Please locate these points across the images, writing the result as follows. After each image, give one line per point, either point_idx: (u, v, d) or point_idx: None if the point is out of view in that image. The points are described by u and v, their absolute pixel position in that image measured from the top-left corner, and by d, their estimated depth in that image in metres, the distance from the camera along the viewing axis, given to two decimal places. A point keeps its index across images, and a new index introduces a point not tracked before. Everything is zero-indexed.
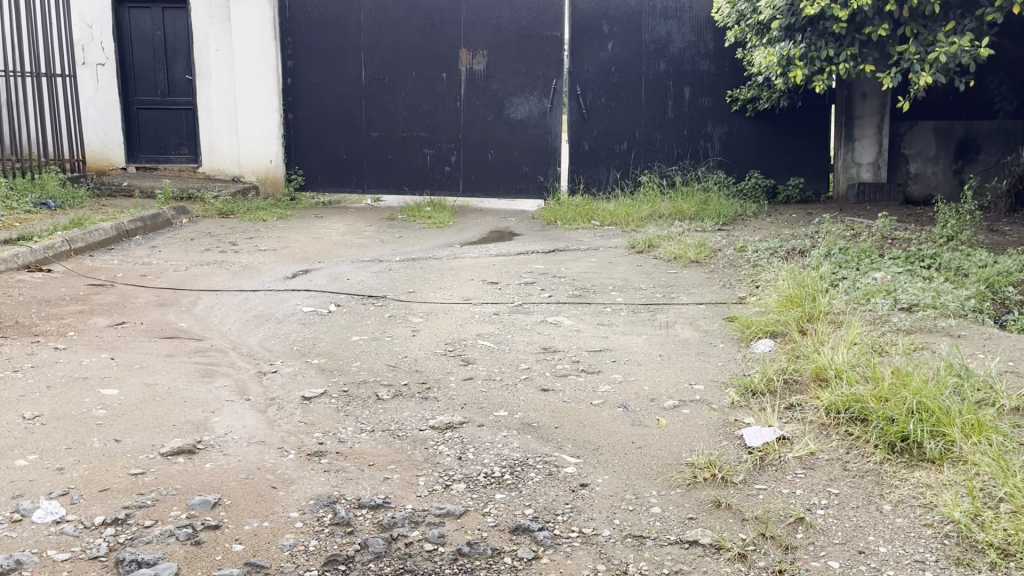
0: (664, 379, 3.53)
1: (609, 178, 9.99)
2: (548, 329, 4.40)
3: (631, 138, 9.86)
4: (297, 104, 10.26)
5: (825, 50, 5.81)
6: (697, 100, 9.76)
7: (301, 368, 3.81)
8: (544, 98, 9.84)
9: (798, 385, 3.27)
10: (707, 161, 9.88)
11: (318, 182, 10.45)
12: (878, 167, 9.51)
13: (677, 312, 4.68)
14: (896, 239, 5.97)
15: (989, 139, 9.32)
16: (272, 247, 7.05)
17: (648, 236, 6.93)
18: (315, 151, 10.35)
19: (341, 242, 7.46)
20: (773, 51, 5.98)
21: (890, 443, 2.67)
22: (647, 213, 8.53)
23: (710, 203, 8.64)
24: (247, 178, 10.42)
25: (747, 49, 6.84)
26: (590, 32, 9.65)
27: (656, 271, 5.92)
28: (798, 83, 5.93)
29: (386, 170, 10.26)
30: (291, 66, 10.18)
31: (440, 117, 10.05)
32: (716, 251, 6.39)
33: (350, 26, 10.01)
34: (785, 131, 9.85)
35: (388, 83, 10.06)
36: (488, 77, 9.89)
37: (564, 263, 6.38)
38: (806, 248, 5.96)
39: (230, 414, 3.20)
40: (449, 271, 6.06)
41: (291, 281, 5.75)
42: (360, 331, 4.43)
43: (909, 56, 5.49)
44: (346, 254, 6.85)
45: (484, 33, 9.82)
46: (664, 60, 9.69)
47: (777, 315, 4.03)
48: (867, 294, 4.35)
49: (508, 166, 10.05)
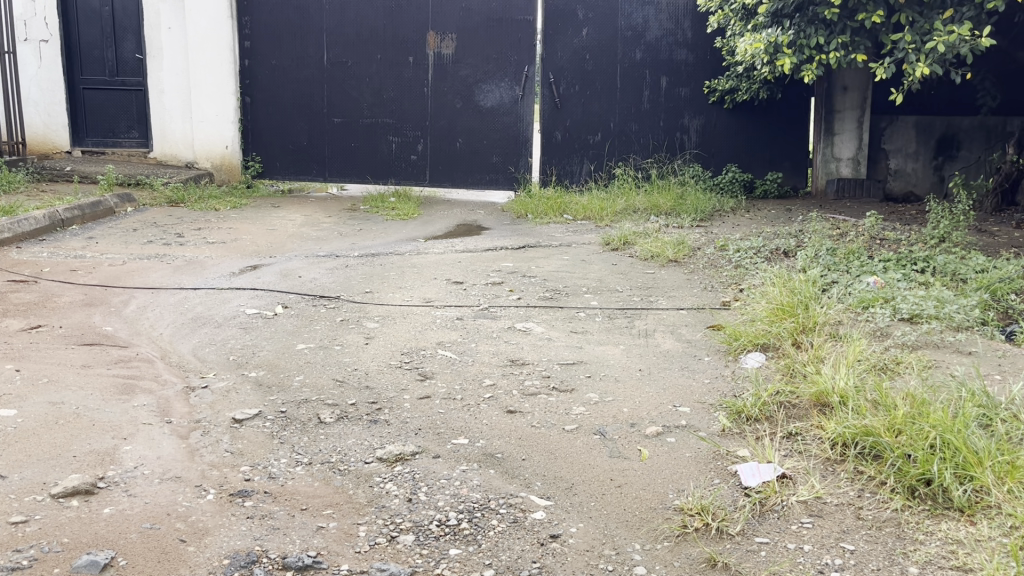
0: (645, 399, 3.13)
1: (582, 170, 9.57)
2: (516, 337, 3.98)
3: (605, 128, 9.46)
4: (254, 87, 9.76)
5: (814, 37, 5.42)
6: (674, 90, 9.39)
7: (236, 384, 3.36)
8: (515, 85, 9.39)
9: (796, 411, 2.88)
10: (683, 154, 9.52)
11: (276, 170, 9.95)
12: (858, 162, 9.27)
13: (657, 318, 4.30)
14: (885, 240, 5.65)
15: (969, 135, 8.99)
16: (222, 239, 6.56)
17: (623, 232, 6.55)
18: (274, 136, 9.85)
19: (297, 234, 6.99)
20: (760, 38, 5.55)
21: (910, 487, 2.31)
22: (621, 207, 8.17)
23: (687, 197, 8.30)
24: (201, 164, 9.89)
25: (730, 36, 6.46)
26: (564, 17, 9.24)
27: (633, 271, 5.55)
28: (786, 72, 5.52)
29: (349, 158, 9.77)
30: (249, 47, 9.69)
31: (406, 104, 9.57)
32: (696, 249, 6.03)
33: (311, 6, 9.53)
34: (763, 124, 9.52)
35: (351, 66, 9.57)
36: (456, 62, 9.43)
37: (535, 261, 5.98)
38: (790, 249, 5.62)
39: (144, 442, 2.75)
40: (411, 269, 5.62)
41: (237, 279, 5.28)
42: (307, 338, 3.99)
43: (904, 45, 5.11)
44: (300, 248, 6.38)
45: (453, 16, 9.37)
46: (640, 48, 9.30)
47: (768, 326, 3.66)
48: (863, 302, 4.00)
49: (477, 156, 9.60)
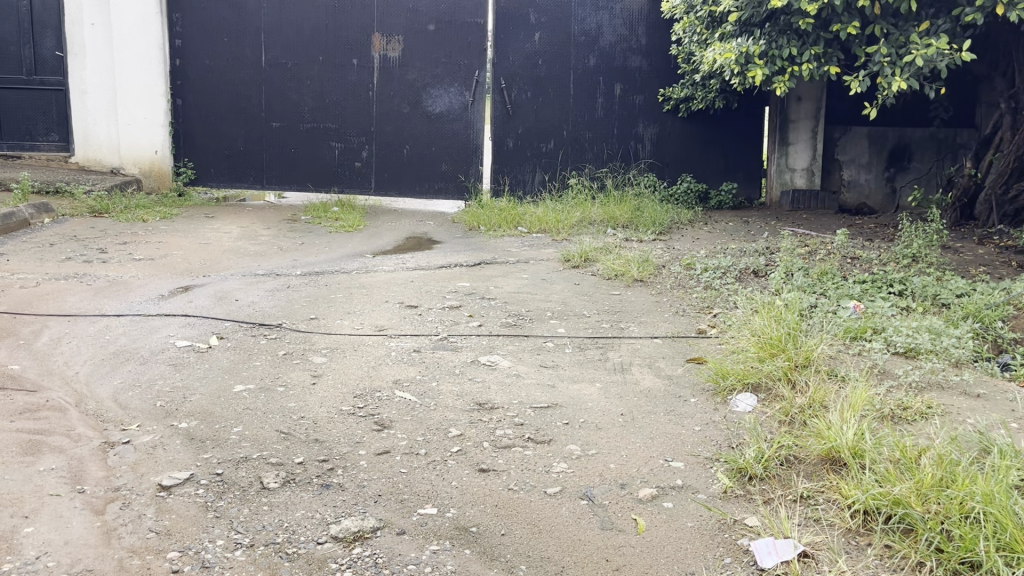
0: (633, 452, 2.80)
1: (535, 179, 9.24)
2: (482, 374, 3.61)
3: (558, 136, 9.15)
4: (186, 88, 9.19)
5: (786, 48, 5.20)
6: (628, 97, 9.14)
7: (163, 437, 2.93)
8: (464, 91, 9.02)
9: (804, 468, 2.58)
10: (638, 163, 9.27)
11: (210, 177, 9.39)
12: (812, 173, 9.14)
13: (631, 349, 3.98)
14: (857, 259, 5.45)
15: (920, 147, 8.97)
16: (150, 255, 6.04)
17: (583, 248, 6.24)
18: (208, 141, 9.29)
19: (233, 249, 6.49)
20: (730, 48, 5.32)
21: (954, 571, 2.03)
22: (577, 220, 7.88)
23: (644, 209, 8.06)
24: (129, 170, 9.28)
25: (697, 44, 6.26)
26: (515, 21, 8.92)
27: (598, 293, 5.24)
28: (756, 84, 5.29)
29: (289, 165, 9.27)
30: (180, 45, 9.12)
31: (350, 108, 9.11)
32: (661, 267, 5.75)
33: (248, 4, 9.03)
34: (719, 134, 9.33)
35: (291, 68, 9.09)
36: (403, 65, 9.02)
37: (492, 279, 5.62)
38: (760, 268, 5.38)
39: (49, 523, 2.33)
40: (360, 290, 5.21)
41: (167, 303, 4.79)
42: (246, 377, 3.56)
43: (879, 59, 4.91)
44: (237, 266, 5.91)
45: (400, 16, 8.95)
46: (594, 54, 9.02)
47: (759, 363, 3.35)
48: (849, 333, 3.76)
49: (425, 164, 9.19)
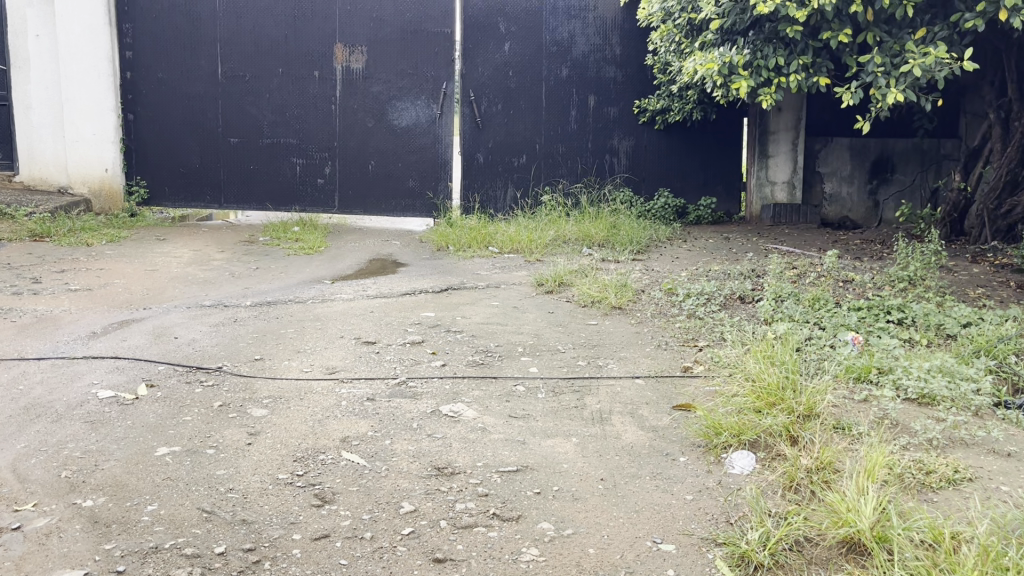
0: (615, 531, 2.40)
1: (506, 196, 8.84)
2: (443, 429, 3.18)
3: (530, 150, 8.76)
4: (138, 102, 8.71)
5: (772, 58, 4.87)
6: (602, 109, 8.78)
7: (62, 520, 2.48)
8: (432, 104, 8.61)
9: (818, 555, 2.20)
10: (613, 178, 8.90)
11: (165, 196, 8.89)
12: (793, 187, 8.82)
13: (611, 393, 3.58)
14: (849, 282, 5.10)
15: (903, 158, 8.69)
16: (87, 285, 5.56)
17: (557, 271, 5.84)
18: (162, 158, 8.80)
19: (180, 276, 6.01)
20: (712, 58, 4.97)
21: None
22: (551, 238, 7.51)
23: (621, 227, 7.69)
24: (77, 190, 8.74)
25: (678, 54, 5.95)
26: (485, 30, 8.53)
27: (573, 323, 4.83)
28: (741, 96, 4.94)
29: (247, 183, 8.80)
30: (130, 58, 8.65)
31: (312, 122, 8.66)
32: (641, 293, 5.36)
33: (203, 13, 8.58)
34: (697, 146, 9.00)
35: (249, 80, 8.63)
36: (367, 77, 8.60)
37: (458, 308, 5.20)
38: (747, 294, 5.00)
39: None
40: (313, 324, 4.76)
41: (98, 341, 4.32)
42: (172, 436, 3.10)
43: (872, 69, 4.59)
44: (183, 295, 5.44)
45: (363, 27, 8.54)
46: (567, 64, 8.67)
47: (756, 416, 2.96)
48: (851, 373, 3.38)
49: (392, 180, 8.75)
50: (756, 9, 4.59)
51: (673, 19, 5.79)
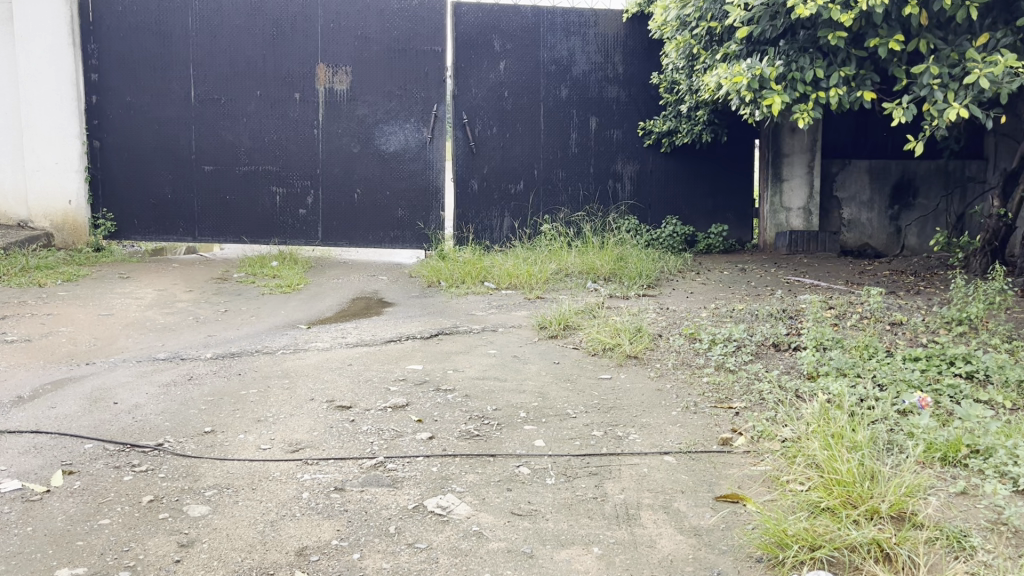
0: None
1: (502, 226, 8.19)
2: (429, 535, 2.51)
3: (528, 176, 8.14)
4: (104, 128, 8.07)
5: (809, 70, 4.47)
6: (605, 132, 8.19)
7: None
8: (422, 127, 7.99)
9: None
10: (618, 205, 8.28)
11: (134, 229, 8.23)
12: (809, 213, 8.20)
13: (637, 477, 2.91)
14: (898, 325, 4.47)
15: (926, 181, 8.06)
16: (28, 335, 4.88)
17: (562, 312, 5.18)
18: (131, 189, 8.15)
19: (136, 322, 5.34)
20: (741, 71, 4.54)
21: None
22: (552, 272, 6.88)
23: (628, 258, 7.06)
24: (38, 224, 8.07)
25: (696, 67, 5.54)
26: (478, 48, 7.97)
27: (582, 377, 4.16)
28: (775, 112, 4.51)
29: (223, 214, 8.14)
30: (96, 80, 8.03)
31: (293, 149, 8.03)
32: (658, 338, 4.70)
33: (175, 32, 7.97)
34: (707, 169, 8.38)
35: (225, 104, 8.01)
36: (352, 99, 7.98)
37: (451, 359, 4.53)
38: (783, 340, 4.36)
39: None
40: (280, 382, 4.09)
41: (21, 409, 3.64)
42: (79, 551, 2.42)
43: (929, 80, 4.24)
44: (136, 346, 4.77)
45: (347, 45, 7.94)
46: (566, 84, 8.09)
47: (833, 522, 2.32)
48: (936, 453, 2.74)
49: (379, 209, 8.11)
50: (796, 12, 4.18)
51: (691, 28, 5.35)
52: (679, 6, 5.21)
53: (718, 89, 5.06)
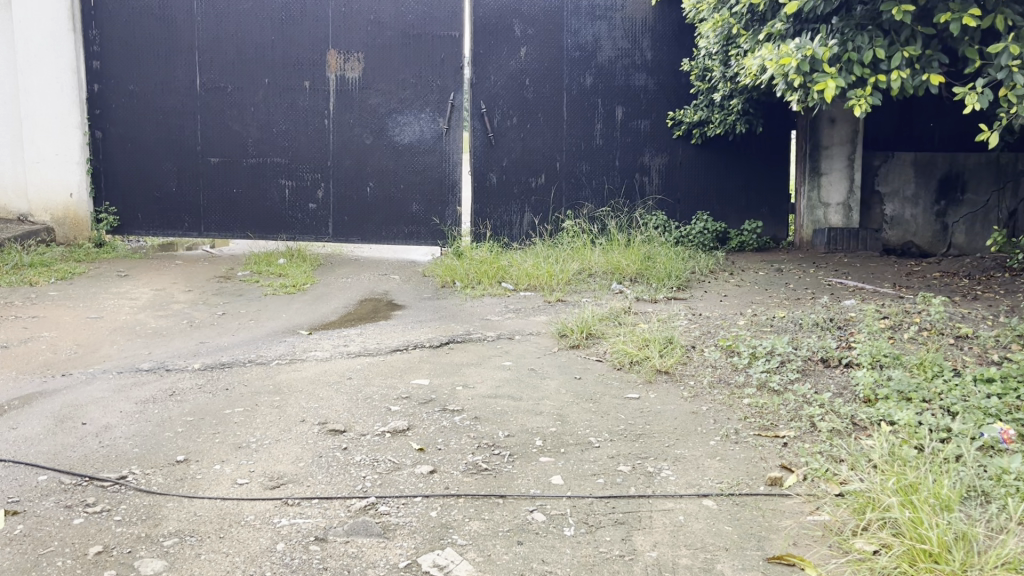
0: None
1: (522, 221, 7.74)
2: None
3: (550, 169, 7.68)
4: (106, 118, 7.71)
5: (868, 50, 4.08)
6: (632, 122, 7.71)
7: None
8: (438, 117, 7.55)
9: None
10: (644, 200, 7.81)
11: (137, 223, 7.87)
12: (850, 209, 7.66)
13: (673, 528, 2.47)
14: (962, 339, 3.98)
15: (976, 174, 7.52)
16: (6, 341, 4.51)
17: (584, 319, 4.73)
18: (134, 181, 7.79)
19: (126, 326, 4.96)
20: (791, 50, 4.17)
21: None
22: (575, 272, 6.43)
23: (657, 257, 6.60)
24: (38, 218, 7.74)
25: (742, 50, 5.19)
26: (498, 33, 7.51)
27: (607, 395, 3.71)
28: (828, 97, 4.11)
29: (230, 208, 7.76)
30: (98, 67, 7.66)
31: (303, 140, 7.63)
32: (691, 349, 4.24)
33: (179, 17, 7.58)
34: (740, 162, 7.87)
35: (231, 93, 7.63)
36: (365, 88, 7.56)
37: (461, 372, 4.10)
38: (833, 355, 3.88)
39: None
40: (270, 399, 3.68)
41: None
42: None
43: (1007, 62, 3.82)
44: (121, 353, 4.38)
45: (359, 31, 7.51)
46: (591, 71, 7.62)
47: None
48: None
49: (393, 204, 7.69)
50: None
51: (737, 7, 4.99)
52: None
53: (764, 74, 4.69)
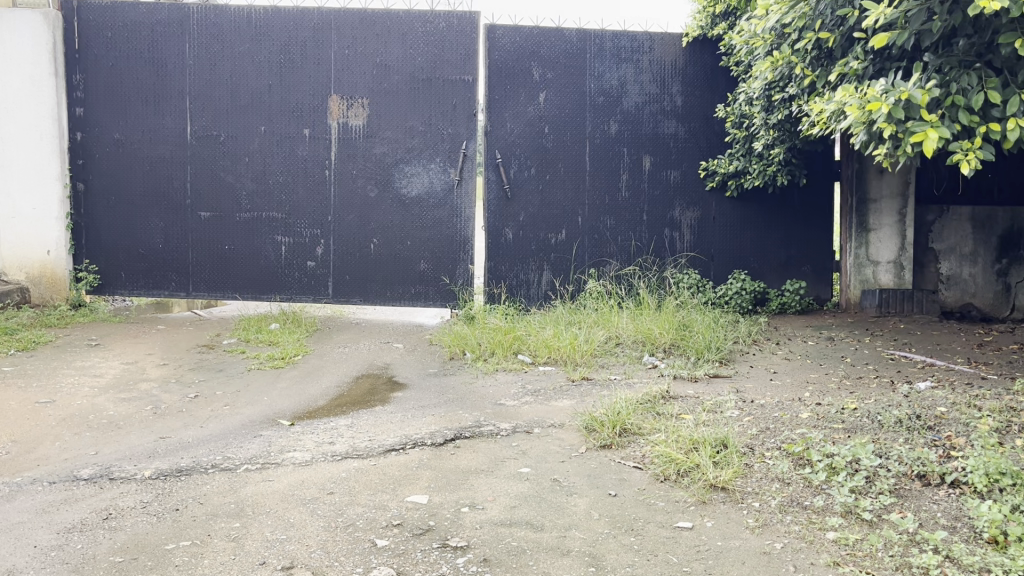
0: None
1: (540, 280, 7.02)
2: None
3: (571, 224, 6.99)
4: (89, 169, 7.10)
5: (976, 93, 3.67)
6: (661, 173, 7.02)
7: None
8: (448, 167, 6.89)
9: None
10: (675, 258, 7.07)
11: (120, 283, 7.20)
12: (901, 268, 6.87)
13: None
14: None
15: None
16: None
17: (617, 411, 3.95)
18: (118, 238, 7.15)
19: (76, 415, 4.21)
20: (888, 95, 3.69)
21: None
22: (601, 342, 5.68)
23: (693, 324, 5.84)
24: (12, 277, 7.09)
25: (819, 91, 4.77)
26: (516, 77, 6.88)
27: (652, 523, 2.93)
28: (929, 150, 3.61)
29: (221, 267, 7.09)
30: (82, 114, 7.08)
31: (301, 193, 6.98)
32: (750, 453, 3.46)
33: (169, 61, 6.99)
34: (779, 217, 7.13)
35: (224, 142, 7.01)
36: (369, 136, 6.92)
37: (467, 484, 3.32)
38: (935, 470, 3.09)
39: None
40: (226, 526, 2.93)
41: None
42: None
43: None
44: (59, 456, 3.63)
45: (364, 74, 6.90)
46: (616, 118, 6.96)
47: None
48: None
49: (398, 262, 6.99)
50: (977, 7, 3.40)
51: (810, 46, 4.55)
52: (801, 17, 4.46)
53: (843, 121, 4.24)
